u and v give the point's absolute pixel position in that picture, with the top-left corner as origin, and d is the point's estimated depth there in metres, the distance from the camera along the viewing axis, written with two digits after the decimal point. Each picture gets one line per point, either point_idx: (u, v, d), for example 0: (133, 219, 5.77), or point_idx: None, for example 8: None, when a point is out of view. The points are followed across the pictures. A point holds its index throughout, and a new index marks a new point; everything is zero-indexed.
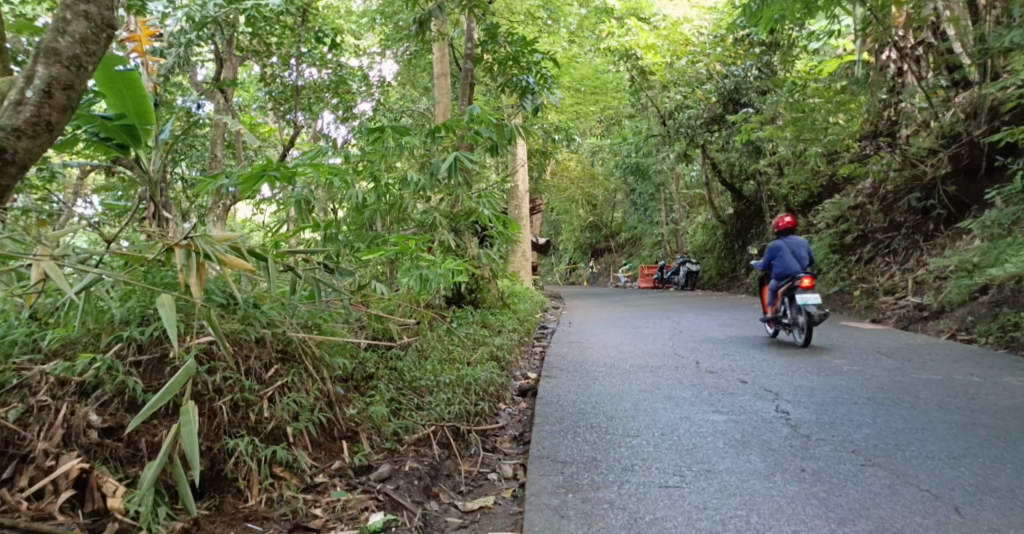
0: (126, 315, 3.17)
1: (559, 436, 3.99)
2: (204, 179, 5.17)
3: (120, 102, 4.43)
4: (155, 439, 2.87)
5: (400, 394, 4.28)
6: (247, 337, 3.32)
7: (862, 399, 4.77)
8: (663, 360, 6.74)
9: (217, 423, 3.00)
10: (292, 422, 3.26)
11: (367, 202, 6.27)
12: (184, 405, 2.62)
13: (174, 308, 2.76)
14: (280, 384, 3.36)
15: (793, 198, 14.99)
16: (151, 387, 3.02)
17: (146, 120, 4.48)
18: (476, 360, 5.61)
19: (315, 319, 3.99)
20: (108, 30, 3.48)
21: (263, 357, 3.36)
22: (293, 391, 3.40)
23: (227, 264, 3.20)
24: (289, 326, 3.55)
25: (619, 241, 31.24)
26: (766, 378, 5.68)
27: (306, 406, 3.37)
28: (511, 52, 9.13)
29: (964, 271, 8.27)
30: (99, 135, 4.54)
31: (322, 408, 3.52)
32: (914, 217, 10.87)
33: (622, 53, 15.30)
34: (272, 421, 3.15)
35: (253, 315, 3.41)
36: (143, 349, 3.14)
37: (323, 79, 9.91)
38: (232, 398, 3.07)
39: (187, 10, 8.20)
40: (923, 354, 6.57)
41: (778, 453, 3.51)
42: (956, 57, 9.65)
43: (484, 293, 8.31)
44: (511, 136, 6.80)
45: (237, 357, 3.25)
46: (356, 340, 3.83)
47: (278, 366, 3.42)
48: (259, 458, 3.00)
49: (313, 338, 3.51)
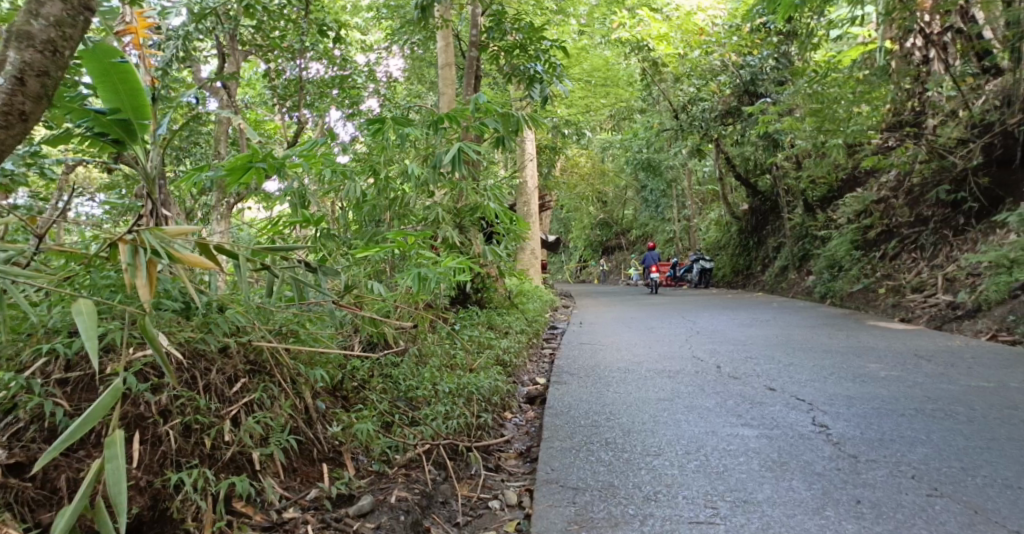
0: (64, 325, 2.81)
1: (570, 456, 3.54)
2: (188, 173, 4.66)
3: (113, 96, 4.16)
4: (77, 476, 2.54)
5: (393, 406, 3.86)
6: (207, 347, 2.89)
7: (908, 410, 4.32)
8: (681, 364, 6.28)
9: (161, 452, 2.60)
10: (258, 447, 2.85)
11: (366, 197, 5.87)
12: (110, 438, 2.27)
13: (93, 319, 2.38)
14: (247, 402, 2.94)
15: (811, 193, 14.52)
16: (77, 411, 2.67)
17: (141, 115, 4.24)
18: (480, 366, 5.19)
19: (294, 325, 3.49)
20: (86, 13, 3.08)
21: (227, 371, 2.93)
22: (263, 410, 2.98)
23: (182, 262, 2.75)
24: (259, 334, 3.10)
25: (630, 237, 30.73)
26: (795, 385, 5.21)
27: (277, 427, 2.94)
28: (519, 40, 8.75)
29: (1001, 268, 7.79)
30: (94, 129, 4.31)
31: (296, 428, 3.08)
32: (943, 211, 10.38)
33: (634, 45, 14.89)
34: (233, 448, 2.75)
35: (215, 321, 2.96)
36: (72, 366, 2.77)
37: (329, 76, 9.59)
38: (183, 420, 2.66)
39: (187, 2, 7.94)
40: (966, 358, 6.11)
41: (825, 478, 3.06)
42: (989, 43, 9.18)
43: (489, 292, 7.89)
44: (518, 126, 6.27)
45: (193, 370, 2.83)
46: (338, 349, 3.36)
47: (244, 380, 2.99)
48: (212, 495, 2.60)
49: (286, 348, 3.06)
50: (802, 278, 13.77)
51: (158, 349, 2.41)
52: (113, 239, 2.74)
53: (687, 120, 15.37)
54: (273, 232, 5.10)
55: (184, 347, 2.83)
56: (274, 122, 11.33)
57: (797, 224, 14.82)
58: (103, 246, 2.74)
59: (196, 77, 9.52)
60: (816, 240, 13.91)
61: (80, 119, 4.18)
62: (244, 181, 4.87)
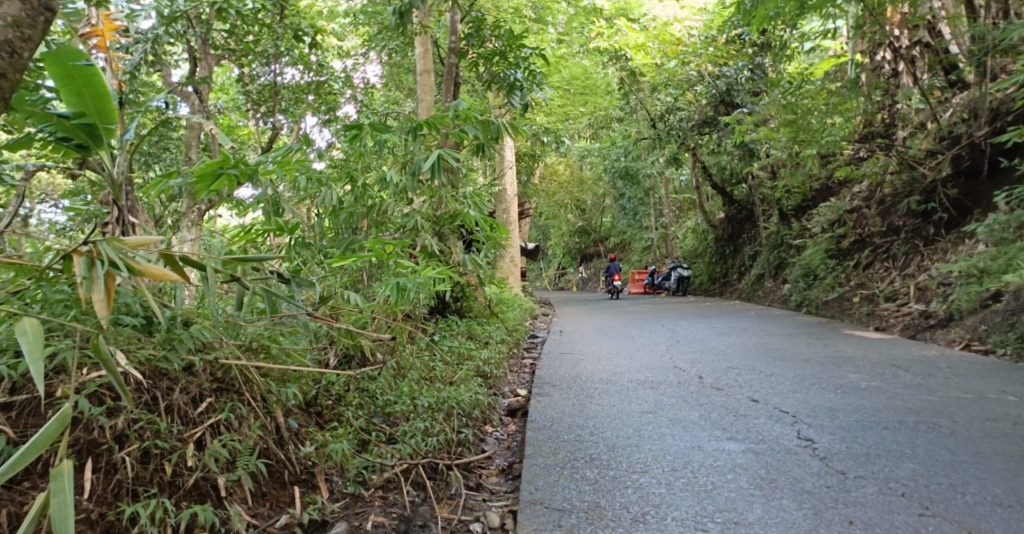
0: (10, 345, 2.64)
1: (553, 474, 3.44)
2: (156, 179, 4.47)
3: (77, 99, 4.00)
4: (20, 509, 2.42)
5: (371, 423, 3.74)
6: (169, 367, 2.75)
7: (893, 423, 4.27)
8: (663, 374, 6.20)
9: (116, 481, 2.48)
10: (225, 472, 2.72)
11: (343, 204, 5.74)
12: (56, 470, 2.19)
13: (39, 336, 2.29)
14: (213, 423, 2.81)
15: (786, 201, 14.60)
16: (21, 438, 2.51)
17: (108, 119, 4.09)
18: (460, 378, 5.06)
19: (266, 340, 3.35)
20: (46, 13, 2.96)
21: (190, 390, 2.80)
22: (230, 431, 2.84)
23: (143, 274, 2.60)
24: (228, 350, 2.96)
25: (608, 245, 30.75)
26: (778, 396, 5.14)
27: (245, 450, 2.81)
28: (498, 47, 8.66)
29: (972, 277, 7.83)
30: (57, 135, 4.12)
31: (266, 450, 2.95)
32: (914, 220, 10.44)
33: (612, 54, 14.91)
34: (197, 473, 2.62)
35: (178, 336, 2.82)
36: (17, 390, 2.61)
37: (305, 81, 9.44)
38: (141, 446, 2.55)
39: (156, 6, 7.76)
40: (943, 368, 6.09)
41: (815, 496, 2.99)
42: (954, 57, 9.27)
43: (469, 301, 7.76)
44: (498, 134, 6.20)
45: (153, 391, 2.70)
46: (313, 365, 3.22)
47: (210, 399, 2.85)
48: (170, 526, 2.48)
49: (255, 366, 2.92)
50: (778, 286, 13.80)
51: (110, 370, 2.28)
52: (67, 250, 2.59)
53: (664, 129, 15.40)
54: (245, 240, 4.95)
55: (145, 366, 2.70)
56: (249, 127, 11.13)
57: (773, 232, 14.88)
58: (57, 258, 2.59)
59: (167, 82, 9.31)
60: (791, 249, 13.97)
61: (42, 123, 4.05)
62: (214, 189, 4.72)
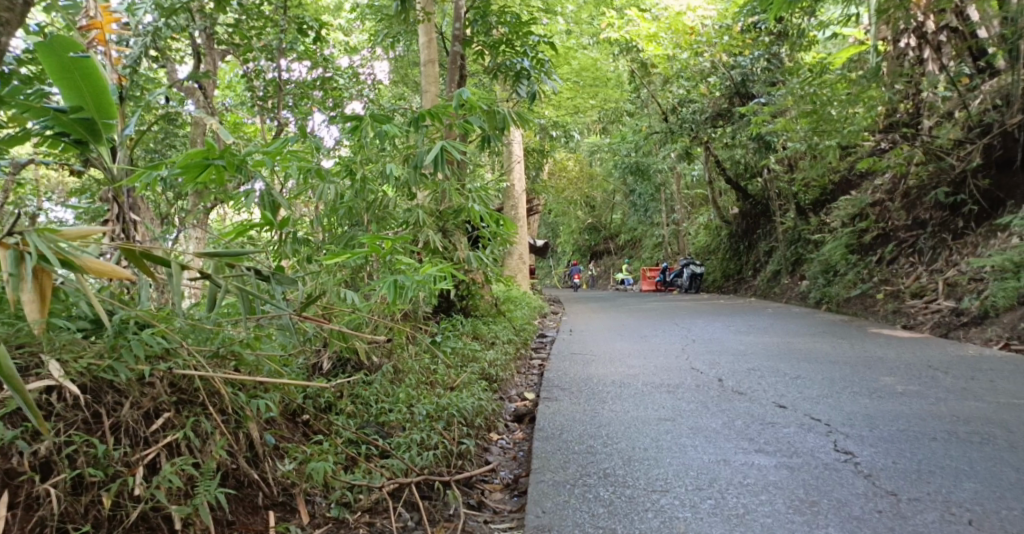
0: None
1: (564, 493, 3.08)
2: (139, 170, 3.88)
3: (75, 94, 3.85)
4: None
5: (361, 437, 3.40)
6: (114, 377, 2.44)
7: (939, 433, 3.90)
8: (680, 377, 5.82)
9: (39, 517, 2.16)
10: (180, 502, 2.38)
11: (342, 198, 5.32)
12: None
13: None
14: (169, 442, 2.49)
15: (804, 196, 14.20)
16: None
17: (106, 114, 3.96)
18: (462, 383, 4.70)
19: (240, 345, 3.01)
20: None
21: (142, 404, 2.48)
22: (189, 452, 2.52)
23: (83, 270, 2.39)
24: (188, 359, 2.65)
25: (618, 242, 30.34)
26: (808, 402, 4.76)
27: (207, 473, 2.47)
28: (504, 34, 8.32)
29: (1007, 273, 7.42)
30: (50, 131, 3.94)
31: (232, 473, 2.62)
32: (940, 214, 9.98)
33: (623, 45, 14.53)
34: (142, 505, 2.29)
35: (126, 342, 2.51)
36: None
37: (312, 77, 9.09)
38: (72, 475, 2.23)
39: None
40: (983, 370, 5.67)
41: (868, 525, 2.63)
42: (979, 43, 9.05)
43: (476, 300, 7.42)
44: (505, 124, 5.77)
45: (92, 406, 2.39)
46: (291, 374, 2.88)
47: (167, 415, 2.54)
48: None
49: (219, 376, 2.60)
50: (795, 282, 13.36)
51: (17, 389, 2.00)
52: None
53: (676, 123, 15.01)
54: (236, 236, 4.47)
55: (85, 378, 2.40)
56: (255, 123, 10.84)
57: (789, 228, 14.44)
58: None
59: (170, 78, 9.02)
60: (809, 244, 13.56)
61: (39, 120, 3.79)
62: (201, 180, 4.26)
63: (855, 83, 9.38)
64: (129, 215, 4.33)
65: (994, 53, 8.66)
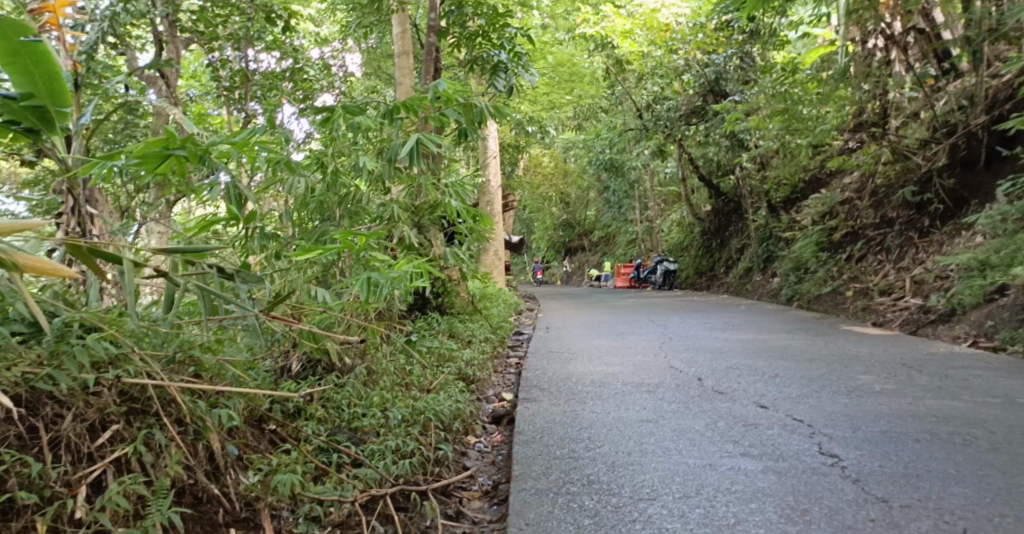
0: None
1: (546, 503, 2.99)
2: (93, 160, 3.58)
3: (26, 79, 3.42)
4: None
5: (333, 445, 3.25)
6: (54, 387, 2.27)
7: (921, 434, 3.84)
8: (659, 376, 5.72)
9: None
10: (127, 523, 2.21)
11: (313, 193, 5.14)
12: None
13: None
14: (117, 458, 2.32)
15: (775, 193, 14.24)
16: None
17: (60, 101, 3.51)
18: (438, 384, 4.54)
19: (197, 348, 2.85)
20: None
21: (85, 416, 2.32)
22: (140, 468, 2.34)
23: (22, 267, 2.27)
24: (139, 365, 2.48)
25: (592, 239, 30.30)
26: (787, 401, 4.69)
27: (160, 491, 2.30)
28: (480, 26, 8.14)
29: (973, 270, 7.44)
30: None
31: (186, 490, 2.45)
32: (907, 212, 10.02)
33: (599, 41, 14.47)
34: (85, 529, 2.12)
35: (68, 349, 2.33)
36: None
37: (282, 68, 8.91)
38: (4, 497, 2.05)
39: None
40: (957, 367, 5.65)
41: None
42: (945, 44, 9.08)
43: (451, 297, 7.26)
44: (482, 119, 5.56)
45: (27, 419, 2.22)
46: (255, 380, 2.72)
47: (115, 427, 2.37)
48: None
49: (172, 383, 2.43)
50: (766, 279, 13.39)
51: None
52: None
53: (650, 119, 14.97)
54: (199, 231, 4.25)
55: (21, 388, 2.23)
56: (223, 115, 10.56)
57: (761, 225, 14.47)
58: None
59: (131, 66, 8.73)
60: (780, 241, 13.60)
61: None
62: (160, 171, 4.03)
63: (825, 82, 9.36)
64: (85, 209, 4.14)
65: (960, 54, 8.71)
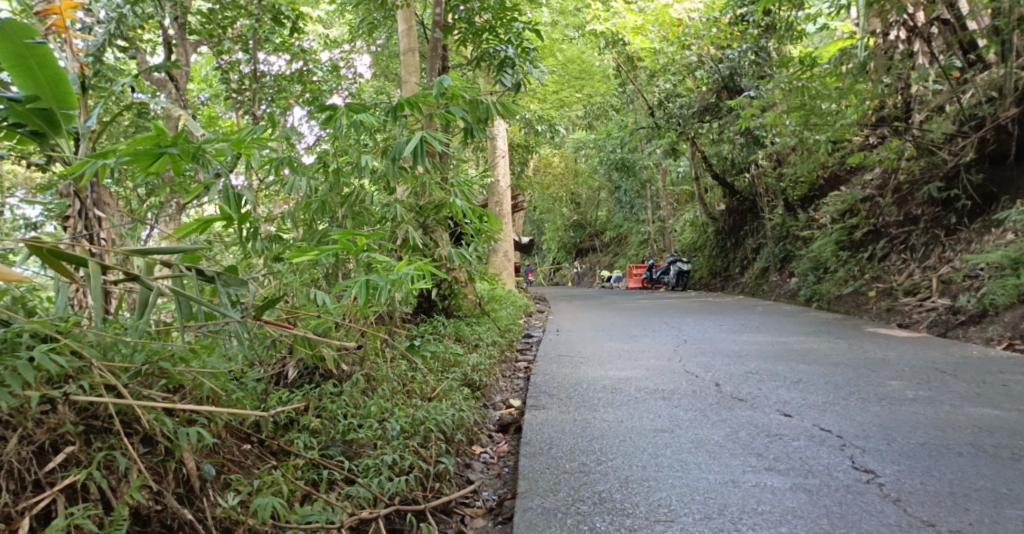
0: None
1: (555, 525, 2.75)
2: (83, 160, 3.35)
3: (32, 83, 3.47)
4: None
5: (324, 462, 3.01)
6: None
7: (963, 446, 3.56)
8: (675, 381, 5.45)
9: None
10: None
11: (315, 193, 4.88)
12: None
13: None
14: (70, 484, 2.17)
15: (792, 192, 13.92)
16: None
17: (67, 104, 3.55)
18: (442, 391, 4.31)
19: (168, 360, 2.69)
20: None
21: (35, 437, 2.18)
22: (95, 496, 2.17)
23: None
24: (96, 380, 2.39)
25: (603, 239, 30.01)
26: (814, 410, 4.41)
27: (118, 521, 2.11)
28: (487, 21, 7.91)
29: (1005, 269, 7.12)
30: (6, 121, 3.47)
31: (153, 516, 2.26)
32: (932, 210, 9.69)
33: (610, 38, 14.19)
34: None
35: (14, 363, 2.20)
36: None
37: (290, 70, 8.71)
38: None
39: None
40: (994, 372, 5.33)
41: None
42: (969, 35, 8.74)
43: (458, 299, 7.01)
44: (489, 115, 5.28)
45: None
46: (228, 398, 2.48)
47: (70, 448, 2.23)
48: None
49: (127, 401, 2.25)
50: (784, 279, 13.06)
51: None
52: None
53: (663, 118, 14.69)
54: (203, 230, 3.80)
55: None
56: (231, 118, 10.38)
57: (777, 224, 14.14)
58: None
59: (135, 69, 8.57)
60: (797, 241, 13.27)
61: None
62: (152, 170, 3.66)
63: (844, 77, 9.05)
64: (92, 211, 4.00)
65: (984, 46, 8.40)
